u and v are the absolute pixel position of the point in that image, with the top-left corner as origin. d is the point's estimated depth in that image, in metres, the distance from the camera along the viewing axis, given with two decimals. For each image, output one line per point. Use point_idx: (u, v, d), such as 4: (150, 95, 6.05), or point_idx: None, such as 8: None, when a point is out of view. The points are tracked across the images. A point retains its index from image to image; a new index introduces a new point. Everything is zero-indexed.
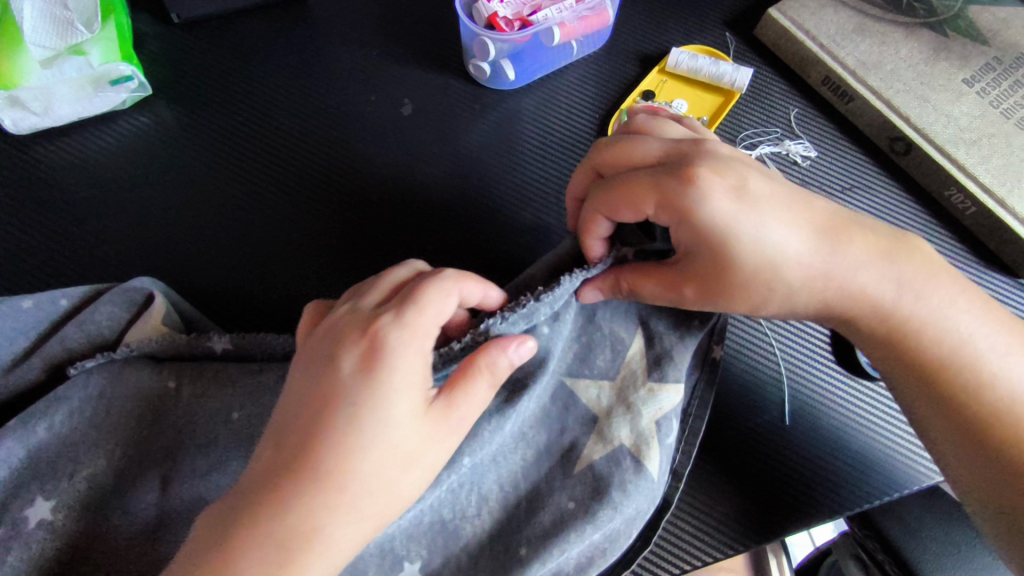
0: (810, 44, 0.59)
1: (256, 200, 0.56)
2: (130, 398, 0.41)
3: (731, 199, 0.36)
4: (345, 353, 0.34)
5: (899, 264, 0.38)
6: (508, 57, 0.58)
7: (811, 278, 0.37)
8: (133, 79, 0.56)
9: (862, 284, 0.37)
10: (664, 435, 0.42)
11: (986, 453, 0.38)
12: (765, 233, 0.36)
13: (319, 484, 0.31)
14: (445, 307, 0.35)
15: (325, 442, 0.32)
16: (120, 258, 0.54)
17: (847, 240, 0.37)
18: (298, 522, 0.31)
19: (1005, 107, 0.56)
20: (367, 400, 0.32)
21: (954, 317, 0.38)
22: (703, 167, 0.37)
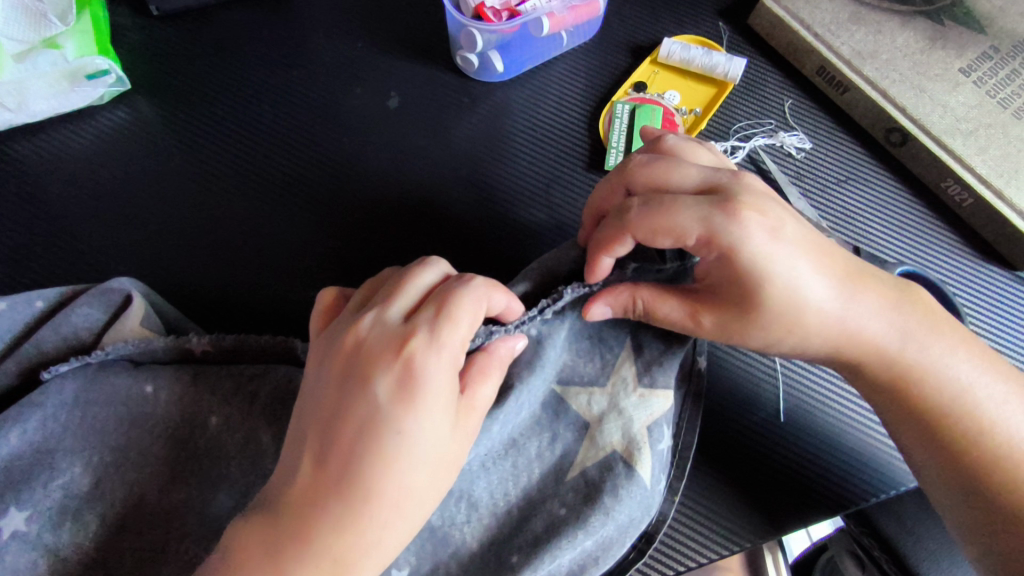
0: (804, 33, 0.58)
1: (240, 197, 0.55)
2: (108, 403, 0.40)
3: (774, 241, 0.36)
4: (379, 375, 0.32)
5: (906, 315, 0.38)
6: (496, 49, 0.56)
7: (828, 325, 0.37)
8: (110, 74, 0.54)
9: (870, 334, 0.37)
10: (656, 441, 0.41)
11: (984, 455, 0.37)
12: (795, 279, 0.36)
13: (369, 506, 0.31)
14: (477, 314, 0.35)
15: (367, 466, 0.31)
16: (100, 258, 0.52)
17: (862, 289, 0.37)
18: (349, 543, 0.31)
19: (1002, 97, 0.55)
20: (409, 424, 0.32)
21: (954, 366, 0.38)
22: (746, 203, 0.36)
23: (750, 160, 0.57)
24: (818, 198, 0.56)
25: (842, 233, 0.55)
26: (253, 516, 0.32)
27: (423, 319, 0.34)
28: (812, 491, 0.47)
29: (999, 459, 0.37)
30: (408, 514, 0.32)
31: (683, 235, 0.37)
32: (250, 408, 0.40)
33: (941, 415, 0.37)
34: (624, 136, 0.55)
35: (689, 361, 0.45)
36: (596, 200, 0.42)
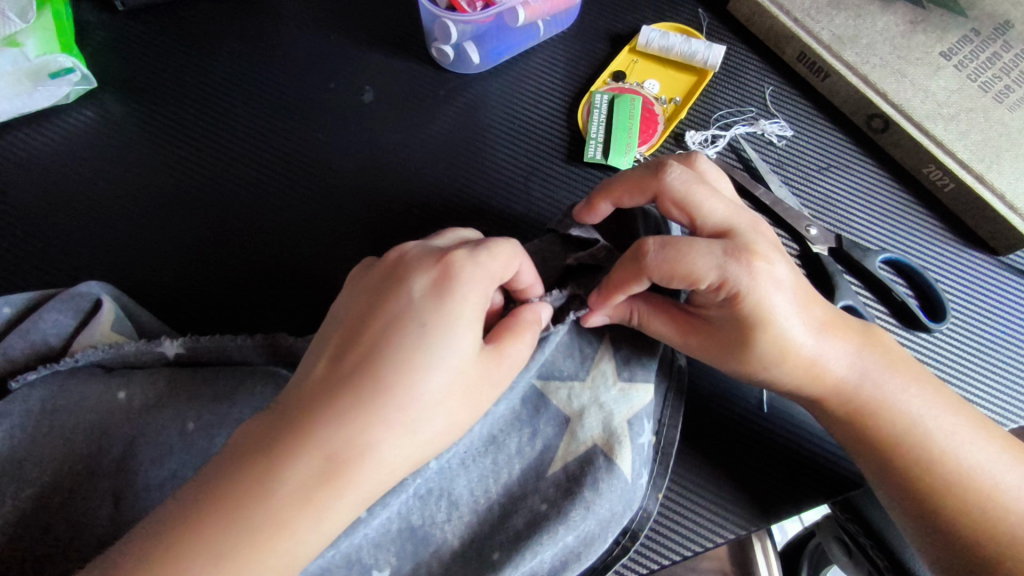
0: (783, 19, 0.57)
1: (215, 196, 0.53)
2: (79, 410, 0.39)
3: (777, 291, 0.37)
4: (415, 276, 0.33)
5: (866, 354, 0.38)
6: (472, 39, 0.55)
7: (799, 366, 0.38)
8: (75, 72, 0.53)
9: (835, 375, 0.38)
10: (636, 434, 0.40)
11: (933, 468, 0.37)
12: (785, 326, 0.37)
13: (372, 398, 0.30)
14: (510, 268, 0.35)
15: (383, 359, 0.31)
16: (72, 260, 0.51)
17: (836, 332, 0.38)
18: (348, 439, 0.30)
19: (983, 81, 0.54)
20: (435, 322, 0.32)
21: (907, 400, 0.38)
22: (760, 254, 0.37)
23: (731, 148, 0.56)
24: (799, 186, 0.56)
25: (824, 221, 0.55)
26: (262, 417, 0.31)
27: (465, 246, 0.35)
28: (796, 464, 0.47)
29: (952, 472, 0.37)
30: (414, 425, 0.31)
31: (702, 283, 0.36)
32: (226, 413, 0.39)
33: (898, 436, 0.37)
34: (603, 126, 0.54)
35: (669, 358, 0.45)
36: (619, 190, 0.41)
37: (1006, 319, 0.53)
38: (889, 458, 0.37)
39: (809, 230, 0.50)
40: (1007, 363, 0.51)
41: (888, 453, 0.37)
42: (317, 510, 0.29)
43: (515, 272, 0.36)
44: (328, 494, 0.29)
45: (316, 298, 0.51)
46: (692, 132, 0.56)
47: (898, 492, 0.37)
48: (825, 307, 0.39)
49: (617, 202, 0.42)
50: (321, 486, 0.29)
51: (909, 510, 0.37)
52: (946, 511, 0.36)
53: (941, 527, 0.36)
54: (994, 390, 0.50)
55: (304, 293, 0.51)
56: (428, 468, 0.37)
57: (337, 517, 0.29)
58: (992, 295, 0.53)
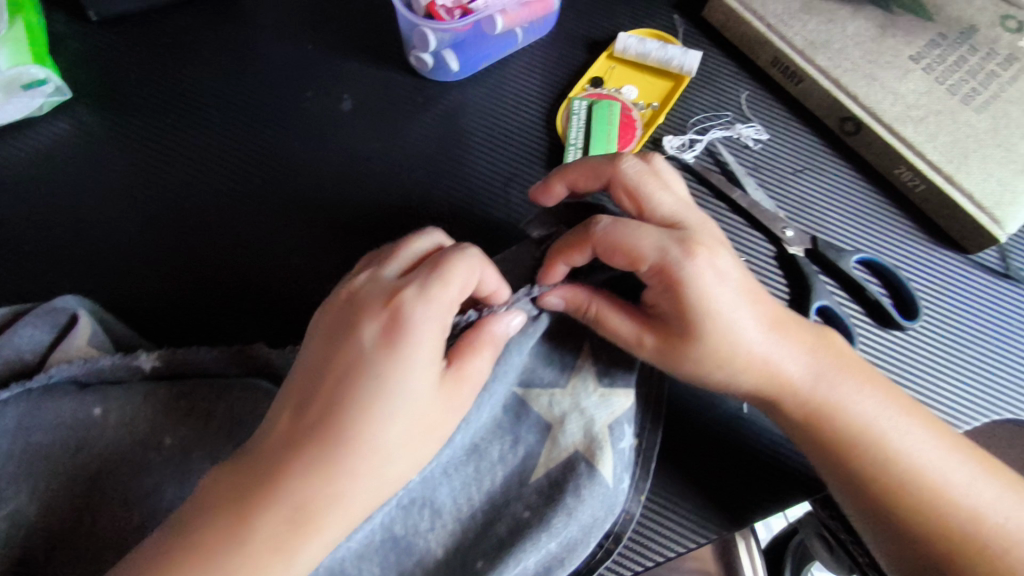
0: (757, 24, 0.58)
1: (194, 207, 0.53)
2: (56, 427, 0.38)
3: (719, 283, 0.38)
4: (367, 323, 0.33)
5: (819, 355, 0.39)
6: (450, 48, 0.55)
7: (751, 364, 0.38)
8: (47, 83, 0.53)
9: (789, 374, 0.39)
10: (617, 439, 0.41)
11: (890, 467, 0.37)
12: (732, 321, 0.37)
13: (337, 454, 0.31)
14: (469, 282, 0.35)
15: (342, 411, 0.31)
16: (49, 274, 0.51)
17: (788, 333, 0.39)
18: (317, 492, 0.30)
19: (951, 84, 0.56)
20: (390, 373, 0.32)
21: (860, 402, 0.38)
22: (702, 247, 0.38)
23: (708, 152, 0.57)
24: (774, 189, 0.57)
25: (800, 224, 0.56)
26: (231, 459, 0.31)
27: (416, 277, 0.35)
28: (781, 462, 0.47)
29: (908, 471, 0.37)
30: (378, 467, 0.32)
31: (643, 263, 0.38)
32: (209, 428, 0.39)
33: (854, 438, 0.38)
34: (583, 132, 0.55)
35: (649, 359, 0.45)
36: (575, 172, 0.43)
37: (977, 316, 0.54)
38: (850, 464, 0.38)
39: (783, 232, 0.52)
40: (980, 360, 0.52)
41: (845, 455, 0.38)
42: (288, 556, 0.30)
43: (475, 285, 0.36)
44: (299, 541, 0.30)
45: (295, 309, 0.51)
46: (670, 137, 0.57)
47: (855, 494, 0.38)
48: (774, 306, 0.40)
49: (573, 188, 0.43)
50: (296, 531, 0.30)
51: (864, 512, 0.38)
52: (901, 509, 0.37)
53: (896, 522, 0.37)
54: (967, 387, 0.51)
55: (285, 303, 0.51)
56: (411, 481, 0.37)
57: (310, 559, 0.30)
58: (963, 293, 0.54)
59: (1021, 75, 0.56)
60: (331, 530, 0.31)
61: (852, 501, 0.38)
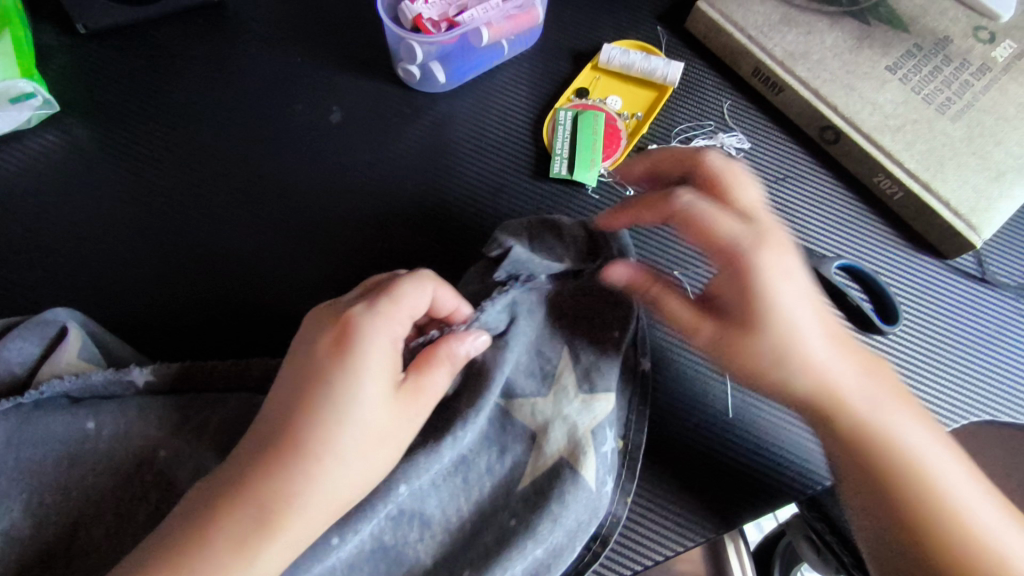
0: (737, 36, 0.59)
1: (183, 219, 0.53)
2: (48, 442, 0.38)
3: (789, 295, 0.40)
4: (321, 338, 0.37)
5: (879, 379, 0.41)
6: (437, 59, 0.56)
7: (813, 369, 0.40)
8: (36, 97, 0.53)
9: (845, 386, 0.40)
10: (599, 443, 0.42)
11: (926, 492, 0.38)
12: (795, 321, 0.40)
13: (292, 456, 0.34)
14: (417, 298, 0.38)
15: (298, 416, 0.34)
16: (39, 288, 0.51)
17: (851, 352, 0.41)
18: (275, 492, 0.33)
19: (926, 93, 0.57)
20: (339, 381, 0.35)
21: (909, 428, 0.40)
22: (776, 244, 0.41)
23: None
24: None
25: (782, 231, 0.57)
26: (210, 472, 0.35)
27: (370, 297, 0.39)
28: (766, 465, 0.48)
29: (944, 503, 0.38)
30: (332, 472, 0.34)
31: (714, 242, 0.41)
32: (200, 440, 0.40)
33: (898, 455, 0.39)
34: (568, 142, 0.56)
35: (631, 363, 0.46)
36: (665, 156, 0.47)
37: (955, 320, 0.55)
38: (887, 479, 0.39)
39: None
40: (959, 363, 0.53)
41: (885, 468, 0.39)
42: (251, 553, 0.32)
43: (428, 302, 0.39)
44: (261, 540, 0.32)
45: (285, 320, 0.51)
46: (654, 147, 0.58)
47: (878, 509, 0.39)
48: (839, 331, 0.42)
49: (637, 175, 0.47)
50: (259, 529, 0.32)
51: (886, 528, 0.38)
52: (924, 535, 0.37)
53: (915, 547, 0.37)
54: (946, 390, 0.52)
55: (276, 313, 0.51)
56: (398, 493, 0.38)
57: (276, 558, 0.33)
58: (941, 297, 0.56)
59: (994, 85, 0.57)
60: (294, 530, 0.33)
61: (871, 514, 0.39)
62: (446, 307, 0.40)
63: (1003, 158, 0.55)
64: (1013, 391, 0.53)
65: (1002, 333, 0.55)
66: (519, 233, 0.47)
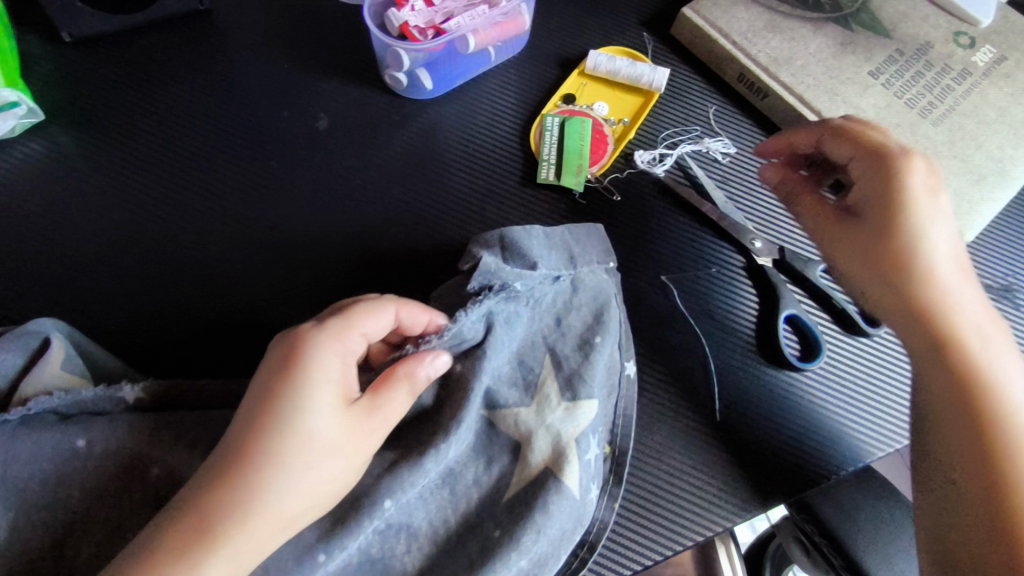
0: (722, 42, 0.60)
1: (170, 229, 0.53)
2: (35, 460, 0.38)
3: (942, 234, 0.43)
4: (272, 353, 0.38)
5: (996, 325, 0.43)
6: (424, 66, 0.56)
7: (935, 282, 0.43)
8: (19, 105, 0.53)
9: (961, 308, 0.43)
10: (583, 450, 0.42)
11: (1007, 427, 0.40)
12: (927, 232, 0.43)
13: (238, 466, 0.34)
14: (371, 317, 0.40)
15: (246, 427, 0.35)
16: (22, 299, 0.50)
17: (973, 289, 0.43)
18: (220, 503, 0.33)
19: (908, 98, 0.58)
20: (285, 392, 0.36)
21: (1009, 370, 0.42)
22: (927, 163, 0.44)
23: (678, 165, 0.58)
24: (743, 202, 0.58)
25: (767, 235, 0.57)
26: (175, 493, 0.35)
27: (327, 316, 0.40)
28: (755, 468, 0.49)
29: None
30: (277, 487, 0.34)
31: (890, 184, 0.44)
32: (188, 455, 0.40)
33: (989, 381, 0.41)
34: (555, 148, 0.56)
35: (613, 367, 0.46)
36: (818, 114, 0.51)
37: None
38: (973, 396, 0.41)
39: (753, 243, 0.54)
40: None
41: (969, 384, 0.41)
42: (194, 565, 0.32)
43: (385, 321, 0.40)
44: (204, 553, 0.32)
45: (273, 328, 0.51)
46: (641, 152, 0.58)
47: (957, 429, 0.41)
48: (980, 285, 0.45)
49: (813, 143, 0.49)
50: (198, 546, 0.32)
51: (969, 484, 0.39)
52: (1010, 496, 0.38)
53: (993, 493, 0.38)
54: None
55: (264, 322, 0.51)
56: (383, 509, 0.38)
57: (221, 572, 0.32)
58: None
59: (974, 89, 0.58)
60: (235, 546, 0.33)
61: (949, 434, 0.41)
62: (409, 326, 0.42)
63: (983, 161, 0.56)
64: None
65: None
66: (493, 245, 0.46)
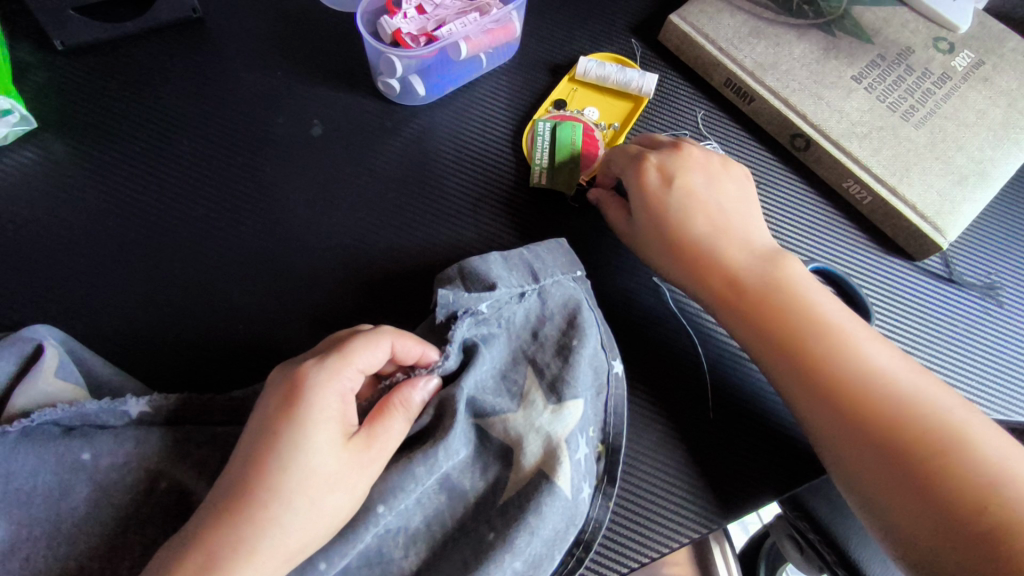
0: (709, 48, 0.61)
1: (165, 236, 0.53)
2: (37, 472, 0.37)
3: (698, 215, 0.50)
4: (270, 394, 0.38)
5: (780, 283, 0.47)
6: (416, 73, 0.57)
7: (715, 265, 0.48)
8: (12, 113, 0.53)
9: (750, 279, 0.47)
10: (573, 451, 0.43)
11: (825, 387, 0.43)
12: (687, 218, 0.50)
13: (239, 506, 0.35)
14: (368, 353, 0.40)
15: (247, 468, 0.36)
16: (17, 307, 0.50)
17: (750, 259, 0.48)
18: (224, 541, 0.34)
19: (890, 102, 0.59)
20: (284, 433, 0.36)
21: (814, 325, 0.45)
22: (654, 161, 0.51)
23: None
24: None
25: None
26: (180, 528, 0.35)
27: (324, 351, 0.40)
28: (751, 468, 0.49)
29: (849, 397, 0.42)
30: (280, 519, 0.35)
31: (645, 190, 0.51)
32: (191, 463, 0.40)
33: (797, 344, 0.44)
34: (547, 152, 0.57)
35: (610, 378, 0.47)
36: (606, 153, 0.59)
37: (924, 320, 0.57)
38: (799, 370, 0.44)
39: None
40: (930, 363, 0.55)
41: (791, 358, 0.44)
42: None
43: (383, 355, 0.40)
44: None
45: (269, 334, 0.51)
46: None
47: (811, 414, 0.43)
48: (761, 243, 0.50)
49: (602, 168, 0.55)
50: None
51: (852, 465, 0.41)
52: (891, 440, 0.40)
53: (869, 461, 0.40)
54: None
55: (259, 327, 0.51)
56: (378, 515, 0.38)
57: None
58: (910, 298, 0.57)
59: (954, 93, 0.60)
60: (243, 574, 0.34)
61: (811, 422, 0.43)
62: (408, 357, 0.42)
63: (964, 163, 0.57)
64: (982, 388, 0.55)
65: (970, 332, 0.57)
66: (454, 280, 0.47)
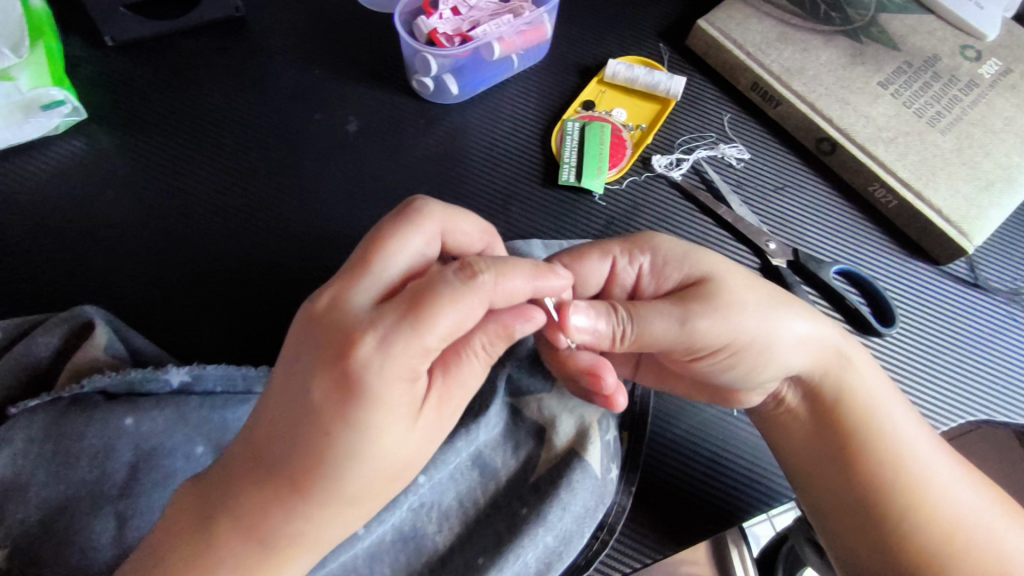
0: (737, 53, 0.62)
1: (205, 224, 0.55)
2: (84, 437, 0.39)
3: (747, 290, 0.42)
4: (320, 375, 0.31)
5: (836, 355, 0.43)
6: (450, 72, 0.59)
7: (776, 342, 0.42)
8: (65, 104, 0.55)
9: (806, 351, 0.43)
10: (604, 432, 0.44)
11: (867, 458, 0.41)
12: (737, 290, 0.42)
13: (293, 501, 0.31)
14: (452, 325, 0.32)
15: (295, 468, 0.31)
16: (63, 289, 0.52)
17: (808, 330, 0.43)
18: (279, 530, 0.32)
19: (917, 107, 0.60)
20: (339, 433, 0.31)
21: (873, 396, 0.42)
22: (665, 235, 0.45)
23: (695, 170, 0.60)
24: (757, 206, 0.60)
25: (781, 237, 0.59)
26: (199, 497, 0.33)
27: (390, 318, 0.31)
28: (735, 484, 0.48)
29: (890, 473, 0.40)
30: (339, 510, 0.33)
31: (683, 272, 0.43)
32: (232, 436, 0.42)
33: (850, 414, 0.42)
34: (576, 151, 0.58)
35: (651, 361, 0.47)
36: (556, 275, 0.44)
37: (950, 323, 0.57)
38: (848, 440, 0.42)
39: (768, 245, 0.56)
40: (954, 366, 0.55)
41: (842, 429, 0.42)
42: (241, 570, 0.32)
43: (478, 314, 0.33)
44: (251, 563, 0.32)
45: None
46: (658, 156, 0.60)
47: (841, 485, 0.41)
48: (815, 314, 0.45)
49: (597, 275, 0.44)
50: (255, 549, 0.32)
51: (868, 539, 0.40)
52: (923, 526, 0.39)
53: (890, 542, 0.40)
54: (943, 393, 0.54)
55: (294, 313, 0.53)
56: (418, 484, 0.40)
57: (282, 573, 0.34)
58: (936, 300, 0.58)
59: (981, 99, 0.60)
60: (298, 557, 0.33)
61: (835, 491, 0.42)
62: (516, 299, 0.36)
63: (991, 168, 0.58)
64: (1007, 393, 0.55)
65: (996, 335, 0.57)
66: None
